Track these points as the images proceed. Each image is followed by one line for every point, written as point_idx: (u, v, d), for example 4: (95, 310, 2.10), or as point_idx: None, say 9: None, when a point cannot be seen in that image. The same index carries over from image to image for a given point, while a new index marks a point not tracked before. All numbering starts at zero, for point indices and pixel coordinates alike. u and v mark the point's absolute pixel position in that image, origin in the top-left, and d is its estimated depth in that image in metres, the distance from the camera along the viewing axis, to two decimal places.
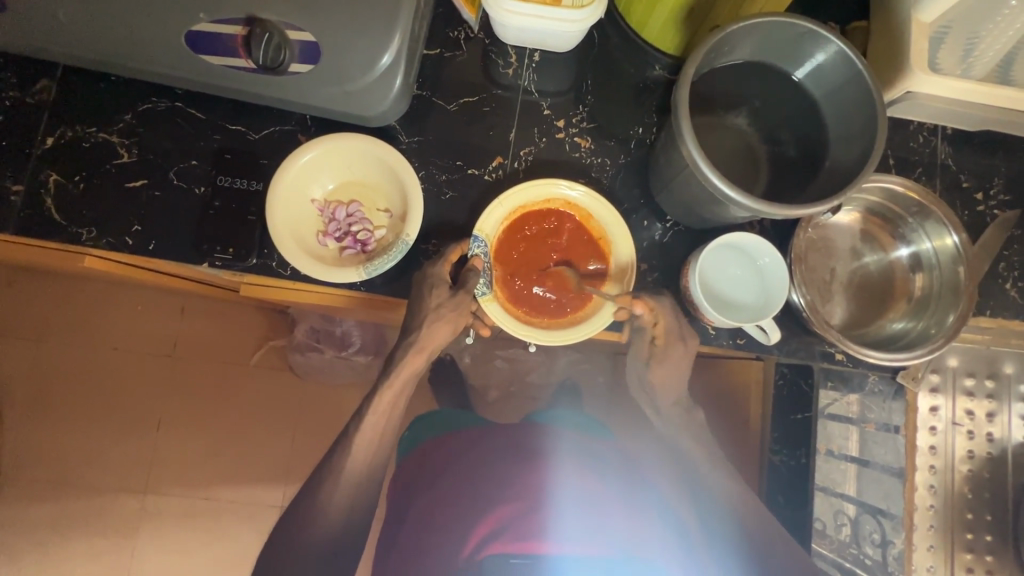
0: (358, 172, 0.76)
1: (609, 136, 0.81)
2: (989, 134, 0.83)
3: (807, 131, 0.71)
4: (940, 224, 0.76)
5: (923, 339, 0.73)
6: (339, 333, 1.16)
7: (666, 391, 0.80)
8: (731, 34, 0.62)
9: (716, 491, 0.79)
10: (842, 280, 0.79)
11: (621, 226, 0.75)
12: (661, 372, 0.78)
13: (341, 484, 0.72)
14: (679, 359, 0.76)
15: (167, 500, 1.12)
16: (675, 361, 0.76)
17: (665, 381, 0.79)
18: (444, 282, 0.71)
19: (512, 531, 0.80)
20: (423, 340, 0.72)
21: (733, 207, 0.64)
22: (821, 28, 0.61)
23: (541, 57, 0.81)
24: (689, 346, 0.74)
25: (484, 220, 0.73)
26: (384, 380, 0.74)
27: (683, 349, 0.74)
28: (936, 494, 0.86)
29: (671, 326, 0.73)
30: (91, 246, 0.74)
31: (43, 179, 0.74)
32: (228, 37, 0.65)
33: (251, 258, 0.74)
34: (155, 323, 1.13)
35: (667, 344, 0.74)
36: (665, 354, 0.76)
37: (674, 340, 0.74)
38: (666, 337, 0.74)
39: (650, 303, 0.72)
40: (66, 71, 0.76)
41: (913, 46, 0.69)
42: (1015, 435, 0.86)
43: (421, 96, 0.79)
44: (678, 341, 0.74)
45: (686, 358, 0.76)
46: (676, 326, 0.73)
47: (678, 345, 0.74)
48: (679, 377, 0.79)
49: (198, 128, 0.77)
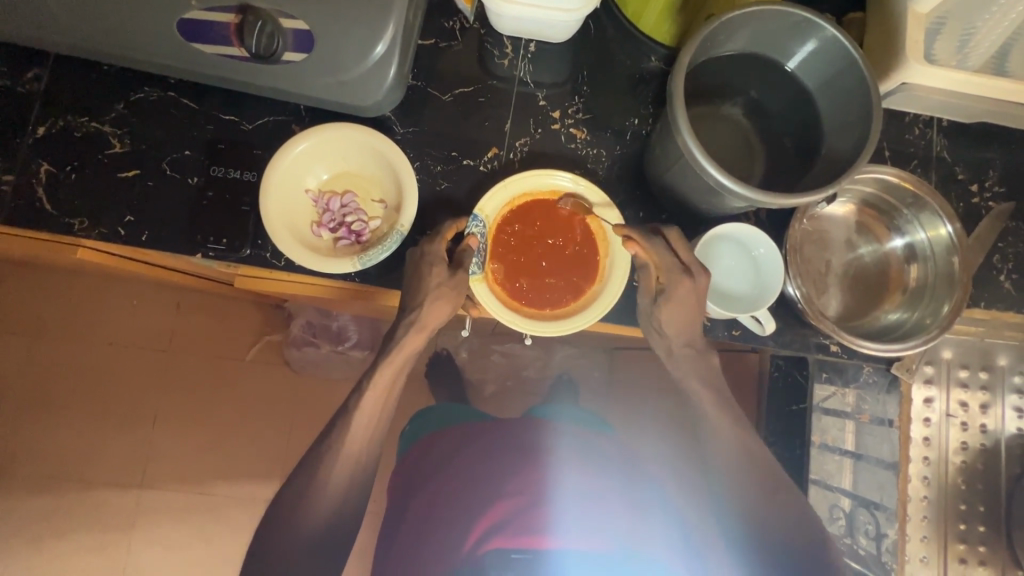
0: (352, 163, 0.75)
1: (604, 127, 0.81)
2: (984, 127, 0.83)
3: (803, 121, 0.71)
4: (934, 215, 0.76)
5: (918, 331, 0.73)
6: (334, 328, 1.19)
7: (676, 330, 0.69)
8: (727, 23, 0.62)
9: (725, 459, 0.69)
10: (836, 271, 0.79)
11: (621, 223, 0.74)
12: (669, 309, 0.68)
13: None
14: (686, 297, 0.67)
15: (164, 494, 1.12)
16: (681, 299, 0.67)
17: (676, 321, 0.69)
18: (441, 260, 0.69)
19: (513, 529, 0.80)
20: (423, 316, 0.68)
21: (729, 197, 0.64)
22: (817, 17, 0.61)
23: (536, 48, 0.81)
24: (698, 280, 0.66)
25: (486, 201, 0.74)
26: (383, 356, 0.69)
27: (690, 286, 0.66)
28: (929, 485, 0.86)
29: (670, 261, 0.67)
30: (83, 237, 0.74)
31: (34, 169, 0.74)
32: (221, 25, 0.64)
33: (245, 248, 0.73)
34: (149, 316, 1.13)
35: (669, 281, 0.67)
36: (671, 292, 0.68)
37: (678, 274, 0.67)
38: (667, 272, 0.67)
39: (644, 242, 0.69)
40: (57, 60, 0.75)
41: (909, 35, 0.69)
42: (1008, 426, 0.86)
43: (416, 86, 0.79)
44: (682, 276, 0.67)
45: (693, 296, 0.67)
46: (676, 261, 0.67)
47: (682, 279, 0.67)
48: (689, 316, 0.69)
49: (192, 118, 0.77)
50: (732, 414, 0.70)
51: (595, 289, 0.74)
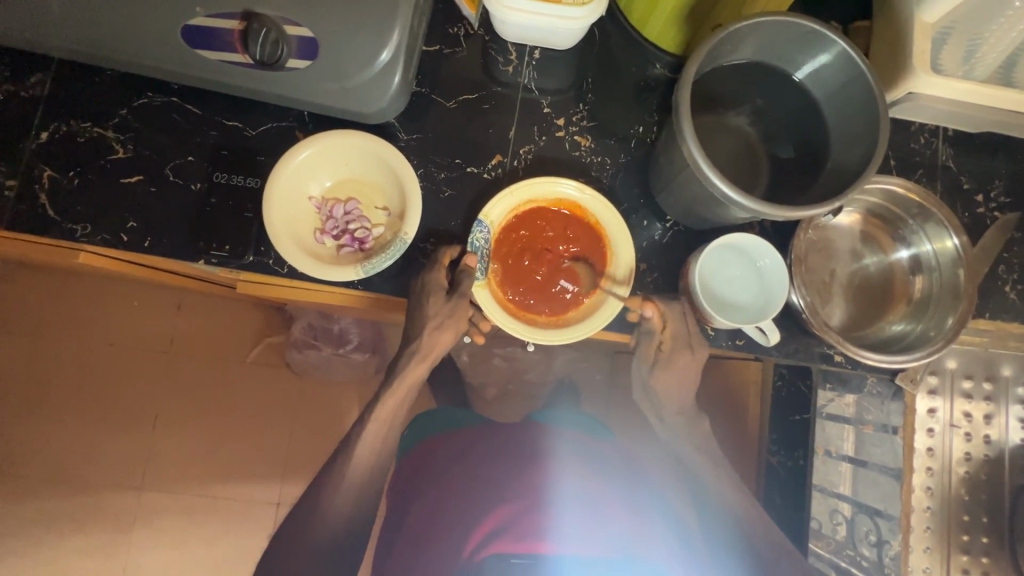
0: (355, 170, 0.75)
1: (609, 135, 0.80)
2: (989, 136, 0.83)
3: (809, 131, 0.70)
4: (940, 226, 0.75)
5: (922, 342, 0.73)
6: (337, 331, 1.17)
7: (669, 399, 0.79)
8: (734, 33, 0.62)
9: (726, 508, 0.77)
10: (841, 282, 0.79)
11: (630, 246, 0.74)
12: (665, 377, 0.77)
13: (341, 485, 0.72)
14: (685, 365, 0.76)
15: (164, 497, 1.12)
16: (679, 367, 0.76)
17: (669, 384, 0.78)
18: (440, 289, 0.72)
19: (512, 533, 0.81)
20: (426, 346, 0.74)
21: (734, 209, 0.63)
22: (824, 28, 0.61)
23: (541, 54, 0.81)
24: (697, 352, 0.75)
25: (492, 207, 0.73)
26: (387, 387, 0.74)
27: (689, 356, 0.75)
28: (932, 496, 0.85)
29: (680, 331, 0.74)
30: (85, 242, 0.73)
31: (37, 174, 0.74)
32: (226, 32, 0.64)
33: (248, 255, 0.73)
34: (151, 319, 1.13)
35: (673, 351, 0.75)
36: (671, 360, 0.76)
37: (682, 346, 0.75)
38: (673, 341, 0.74)
39: (662, 307, 0.74)
40: (60, 64, 0.75)
41: (916, 46, 0.69)
42: (1012, 437, 0.85)
43: (420, 93, 0.79)
44: (684, 348, 0.74)
45: (692, 365, 0.76)
46: (685, 332, 0.74)
47: (684, 351, 0.75)
48: (682, 385, 0.78)
49: (195, 124, 0.76)
50: (726, 473, 0.78)
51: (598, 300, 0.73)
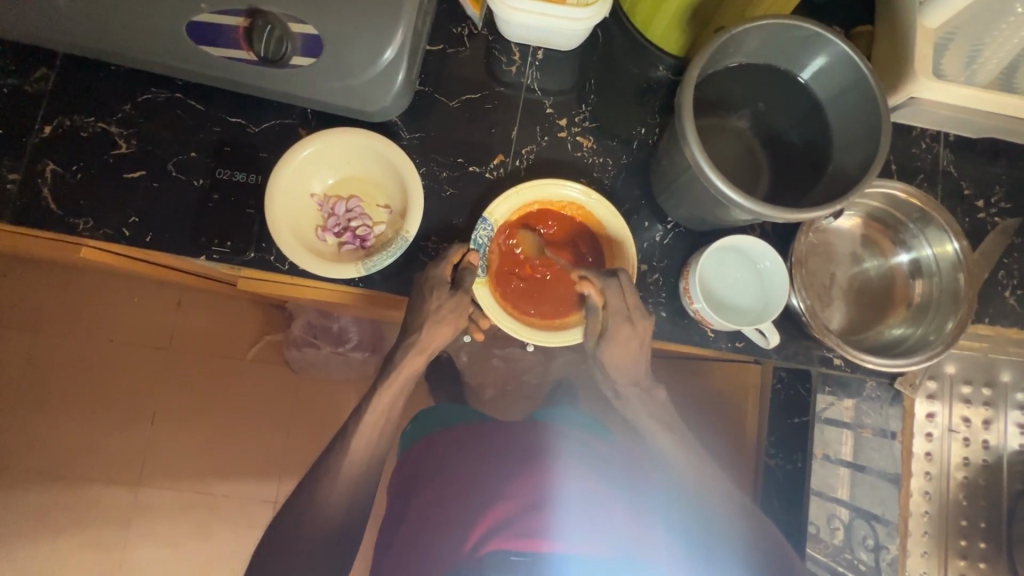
0: (359, 169, 0.75)
1: (611, 136, 0.81)
2: (990, 142, 0.83)
3: (811, 134, 0.71)
4: (941, 232, 0.75)
5: (922, 347, 0.73)
6: (336, 330, 1.18)
7: (620, 371, 0.74)
8: (737, 35, 0.62)
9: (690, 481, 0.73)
10: (841, 285, 0.79)
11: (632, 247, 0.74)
12: (614, 349, 0.72)
13: (340, 482, 0.72)
14: (629, 337, 0.70)
15: (161, 493, 1.11)
16: (624, 340, 0.71)
17: (619, 357, 0.73)
18: (444, 283, 0.72)
19: (513, 530, 0.79)
20: (423, 341, 0.73)
21: (734, 210, 0.63)
22: (827, 32, 0.61)
23: (544, 55, 0.81)
24: (638, 325, 0.70)
25: (496, 205, 0.73)
26: (383, 381, 0.75)
27: (632, 329, 0.70)
28: (930, 501, 0.85)
29: (620, 306, 0.69)
30: (87, 237, 0.73)
31: (40, 168, 0.74)
32: (231, 29, 0.64)
33: (250, 251, 0.73)
34: (150, 315, 1.12)
35: (614, 323, 0.70)
36: (614, 334, 0.70)
37: (623, 320, 0.69)
38: (612, 314, 0.69)
39: (597, 283, 0.71)
40: (65, 59, 0.76)
41: (918, 51, 0.69)
42: (1011, 443, 0.85)
43: (423, 92, 0.79)
44: (626, 322, 0.70)
45: (636, 336, 0.71)
46: (625, 306, 0.69)
47: (626, 323, 0.70)
48: (633, 353, 0.72)
49: (198, 120, 0.76)
50: (687, 444, 0.74)
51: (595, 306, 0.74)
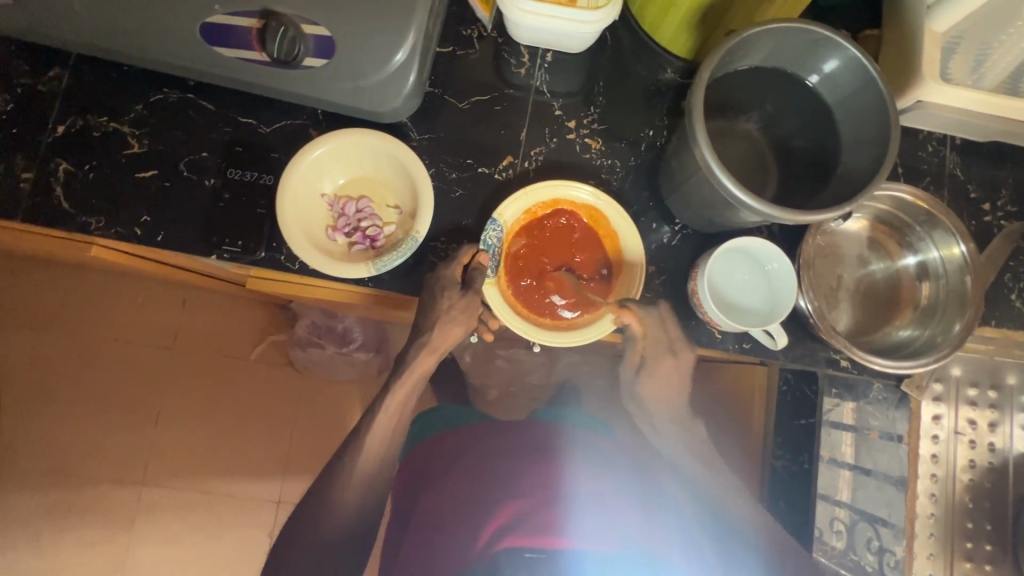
0: (369, 169, 0.76)
1: (619, 138, 0.81)
2: (995, 146, 0.84)
3: (819, 137, 0.71)
4: (948, 234, 0.76)
5: (930, 348, 0.74)
6: (340, 329, 1.17)
7: (661, 406, 0.80)
8: (747, 38, 0.63)
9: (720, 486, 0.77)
10: (848, 287, 0.80)
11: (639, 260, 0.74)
12: (652, 383, 0.78)
13: (350, 481, 0.72)
14: (669, 372, 0.76)
15: (166, 492, 1.12)
16: (664, 374, 0.77)
17: (658, 390, 0.79)
18: (455, 284, 0.72)
19: (525, 528, 0.79)
20: (436, 341, 0.74)
21: (744, 211, 0.64)
22: (836, 35, 0.62)
23: (553, 57, 0.81)
24: (680, 358, 0.75)
25: (505, 206, 0.73)
26: (397, 381, 0.75)
27: (673, 362, 0.75)
28: (937, 503, 0.85)
29: (658, 337, 0.73)
30: (98, 235, 0.74)
31: (53, 167, 0.74)
32: (244, 30, 0.65)
33: (260, 250, 0.74)
34: (157, 314, 1.13)
35: (655, 356, 0.75)
36: (654, 366, 0.76)
37: (662, 352, 0.75)
38: (654, 347, 0.74)
39: (639, 314, 0.72)
40: (78, 60, 0.76)
41: (925, 54, 0.70)
42: (1016, 445, 0.85)
43: (432, 93, 0.79)
44: (666, 353, 0.74)
45: (676, 372, 0.76)
46: (664, 338, 0.74)
47: (667, 357, 0.75)
48: (671, 388, 0.78)
49: (209, 120, 0.77)
50: (723, 473, 0.77)
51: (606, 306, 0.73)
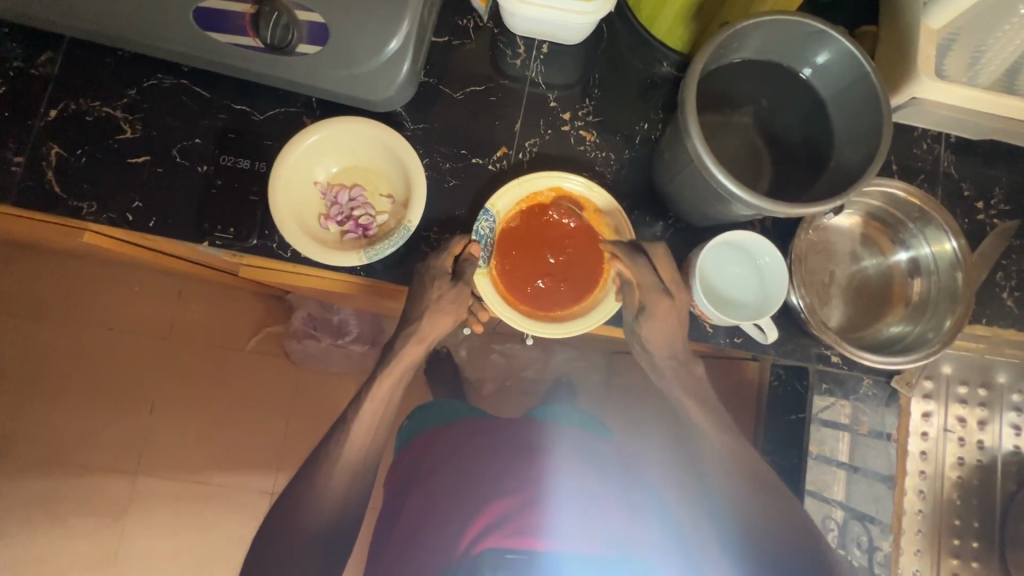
0: (362, 157, 0.76)
1: (614, 131, 0.81)
2: (991, 144, 0.84)
3: (813, 131, 0.71)
4: (939, 230, 0.76)
5: (919, 345, 0.74)
6: (336, 321, 1.23)
7: (661, 346, 0.75)
8: (741, 31, 0.62)
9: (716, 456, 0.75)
10: (840, 282, 0.80)
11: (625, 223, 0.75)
12: (652, 324, 0.72)
13: (338, 468, 0.73)
14: (667, 313, 0.71)
15: (159, 481, 1.12)
16: (663, 316, 0.71)
17: (657, 336, 0.74)
18: (445, 274, 0.72)
19: (508, 528, 0.78)
20: (424, 329, 0.74)
21: (735, 205, 0.64)
22: (831, 29, 0.61)
23: (549, 48, 0.81)
24: (677, 299, 0.71)
25: (498, 197, 0.73)
26: (384, 369, 0.75)
27: (671, 303, 0.70)
28: (925, 500, 0.86)
29: (653, 282, 0.69)
30: (90, 221, 0.74)
31: (45, 152, 0.74)
32: (237, 15, 0.64)
33: (252, 238, 0.74)
34: (150, 303, 1.12)
35: (652, 299, 0.70)
36: (653, 309, 0.71)
37: (660, 294, 0.70)
38: (648, 289, 0.70)
39: (629, 262, 0.71)
40: (72, 44, 0.76)
41: (921, 51, 0.70)
42: (1005, 444, 0.86)
43: (427, 83, 0.79)
44: (663, 295, 0.70)
45: (674, 313, 0.71)
46: (658, 281, 0.69)
47: (665, 297, 0.70)
48: (670, 330, 0.74)
49: (203, 106, 0.77)
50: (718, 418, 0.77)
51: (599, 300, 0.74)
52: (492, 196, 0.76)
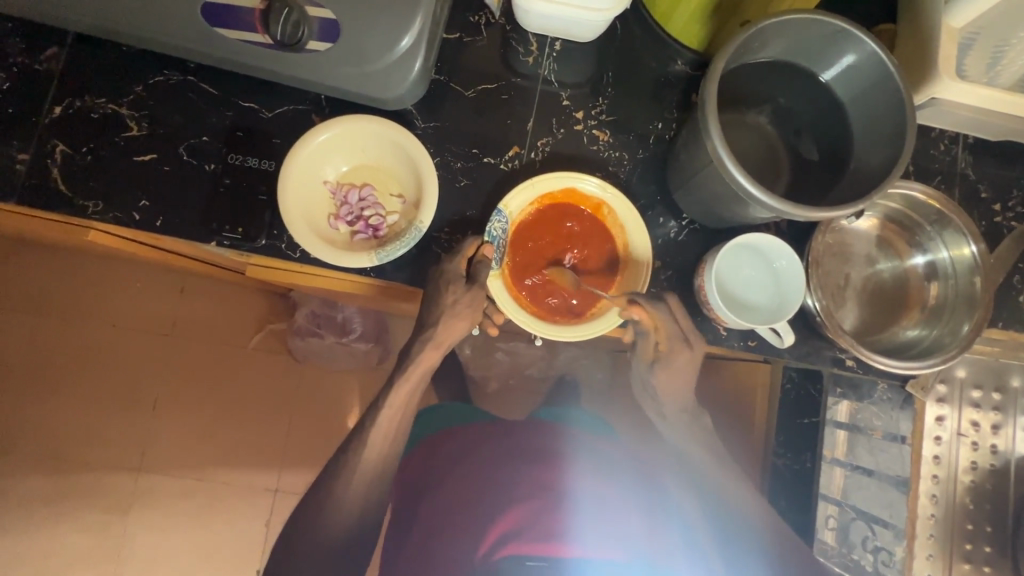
0: (373, 156, 0.74)
1: (627, 131, 0.80)
2: (1008, 145, 0.82)
3: (832, 132, 0.70)
4: (959, 234, 0.75)
5: (938, 349, 0.73)
6: (340, 319, 1.17)
7: (671, 397, 0.77)
8: (762, 30, 0.61)
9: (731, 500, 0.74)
10: (856, 285, 0.79)
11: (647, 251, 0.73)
12: (666, 375, 0.75)
13: (355, 474, 0.72)
14: (684, 365, 0.73)
15: (164, 481, 1.11)
16: (679, 367, 0.74)
17: (669, 383, 0.76)
18: (459, 277, 0.71)
19: (528, 535, 0.80)
20: (440, 335, 0.73)
21: (755, 207, 0.63)
22: (855, 28, 0.60)
23: (562, 46, 0.80)
24: (695, 350, 0.72)
25: (511, 198, 0.72)
26: (399, 374, 0.74)
27: (689, 355, 0.72)
28: (937, 503, 0.84)
29: (671, 331, 0.71)
30: (96, 220, 0.73)
31: (50, 149, 0.73)
32: (247, 11, 0.63)
33: (261, 239, 0.73)
34: (154, 301, 1.11)
35: (671, 348, 0.72)
36: (670, 360, 0.74)
37: (678, 345, 0.72)
38: (669, 340, 0.72)
39: (649, 308, 0.70)
40: (76, 40, 0.75)
41: (942, 50, 0.69)
42: (1018, 448, 0.85)
43: (438, 80, 0.78)
44: (682, 346, 0.72)
45: (690, 364, 0.73)
46: (680, 332, 0.71)
47: (683, 349, 0.72)
48: (682, 381, 0.76)
49: (211, 104, 0.75)
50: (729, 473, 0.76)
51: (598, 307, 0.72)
52: (504, 196, 0.75)
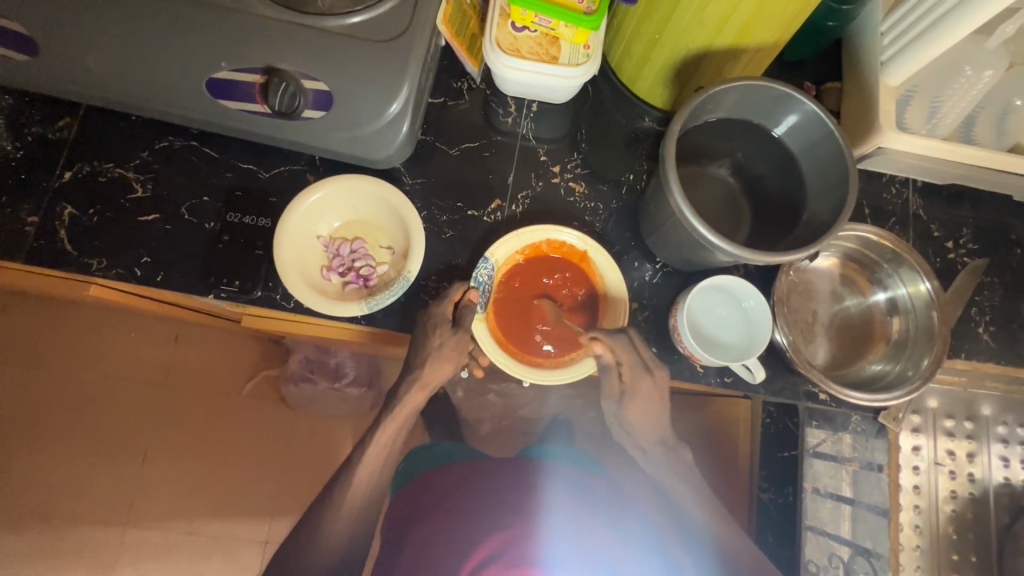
0: (363, 212, 0.80)
1: (601, 182, 0.86)
2: (955, 188, 0.89)
3: (787, 180, 0.76)
4: (913, 271, 0.80)
5: (902, 381, 0.76)
6: (333, 364, 1.17)
7: (646, 427, 0.81)
8: (714, 94, 0.67)
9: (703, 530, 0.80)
10: (823, 321, 0.83)
11: (624, 293, 0.78)
12: (637, 406, 0.78)
13: (344, 517, 0.73)
14: (650, 392, 0.76)
15: (154, 532, 1.10)
16: (645, 397, 0.76)
17: (641, 414, 0.79)
18: (445, 321, 0.74)
19: (506, 560, 0.74)
20: (426, 376, 0.76)
21: (717, 253, 0.67)
22: (797, 92, 0.67)
23: (538, 107, 0.87)
24: (656, 376, 0.75)
25: (497, 247, 0.77)
26: (387, 414, 0.77)
27: (651, 381, 0.75)
28: (922, 534, 0.88)
29: (632, 360, 0.74)
30: (99, 276, 0.76)
31: (58, 211, 0.77)
32: (248, 85, 0.69)
33: (257, 290, 0.76)
34: (150, 351, 1.13)
35: (634, 378, 0.75)
36: (635, 390, 0.76)
37: (640, 372, 0.75)
38: (632, 370, 0.75)
39: (608, 341, 0.74)
40: (88, 110, 0.81)
41: (881, 106, 0.76)
42: (994, 475, 0.89)
43: (424, 140, 0.84)
44: (644, 373, 0.75)
45: (656, 391, 0.76)
46: (636, 358, 0.74)
47: (645, 377, 0.75)
48: (653, 414, 0.79)
49: (212, 166, 0.81)
50: (700, 497, 0.81)
51: (581, 354, 0.76)
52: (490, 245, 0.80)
